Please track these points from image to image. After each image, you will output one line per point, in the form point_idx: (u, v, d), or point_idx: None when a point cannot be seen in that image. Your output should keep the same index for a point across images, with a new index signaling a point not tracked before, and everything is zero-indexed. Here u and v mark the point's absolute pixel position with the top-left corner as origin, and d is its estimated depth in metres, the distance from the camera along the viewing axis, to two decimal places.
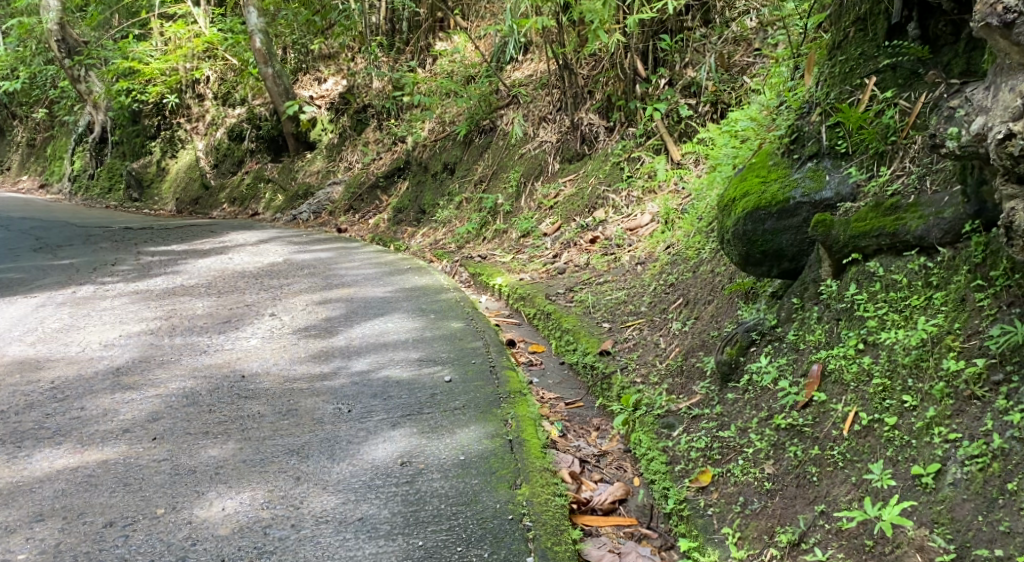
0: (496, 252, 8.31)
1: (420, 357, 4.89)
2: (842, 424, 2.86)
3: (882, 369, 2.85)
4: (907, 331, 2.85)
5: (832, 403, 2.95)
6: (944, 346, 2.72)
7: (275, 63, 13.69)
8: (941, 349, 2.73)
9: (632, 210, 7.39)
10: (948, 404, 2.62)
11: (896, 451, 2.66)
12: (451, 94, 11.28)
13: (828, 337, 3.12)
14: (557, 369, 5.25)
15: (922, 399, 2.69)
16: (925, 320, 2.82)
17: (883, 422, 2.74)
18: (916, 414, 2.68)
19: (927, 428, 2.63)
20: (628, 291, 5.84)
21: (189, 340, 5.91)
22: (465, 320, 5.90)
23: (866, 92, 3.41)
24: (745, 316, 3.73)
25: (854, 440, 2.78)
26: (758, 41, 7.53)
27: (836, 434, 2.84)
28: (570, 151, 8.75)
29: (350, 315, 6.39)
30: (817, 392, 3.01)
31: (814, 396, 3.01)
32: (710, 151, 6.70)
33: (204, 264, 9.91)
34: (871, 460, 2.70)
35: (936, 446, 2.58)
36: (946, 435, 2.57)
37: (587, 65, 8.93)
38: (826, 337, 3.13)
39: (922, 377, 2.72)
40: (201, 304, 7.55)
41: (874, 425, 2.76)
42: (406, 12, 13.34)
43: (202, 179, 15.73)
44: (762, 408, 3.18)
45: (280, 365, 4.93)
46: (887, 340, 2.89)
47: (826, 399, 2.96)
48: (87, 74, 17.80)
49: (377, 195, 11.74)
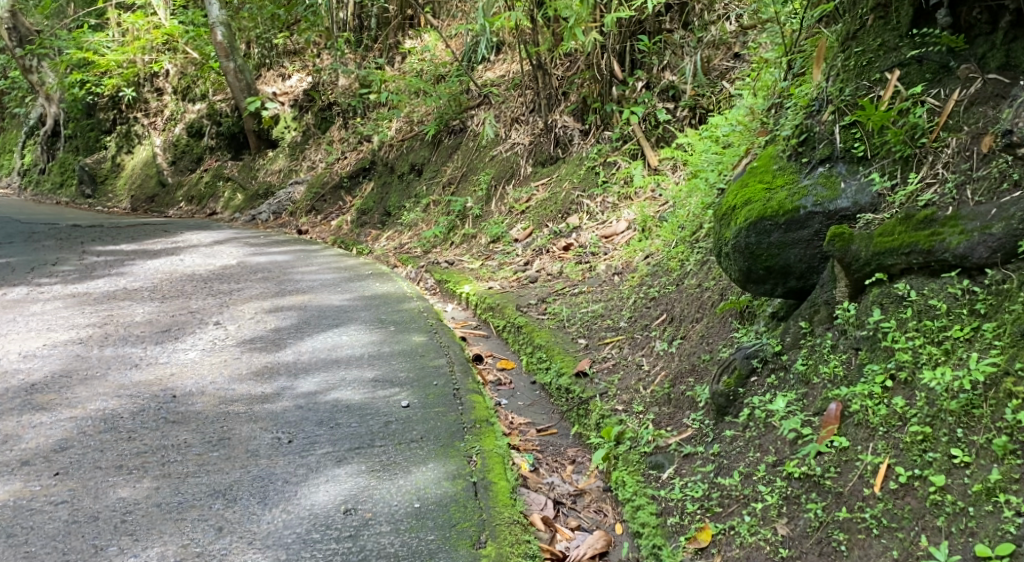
0: (464, 258, 7.83)
1: (375, 377, 4.39)
2: (872, 479, 2.47)
3: (920, 414, 2.46)
4: (952, 371, 2.45)
5: (855, 449, 2.56)
6: (1003, 392, 2.33)
7: (236, 56, 13.09)
8: (998, 395, 2.34)
9: (608, 216, 6.97)
10: (1013, 465, 2.24)
11: (947, 521, 2.28)
12: (419, 93, 10.82)
13: (845, 371, 2.72)
14: (529, 390, 4.79)
15: (977, 456, 2.31)
16: (976, 358, 2.42)
17: (925, 480, 2.37)
18: (970, 474, 2.30)
19: (987, 494, 2.24)
20: (604, 304, 5.40)
21: (120, 353, 5.42)
22: (428, 333, 5.41)
23: (889, 88, 3.02)
24: (743, 341, 3.29)
25: (890, 501, 2.39)
26: (740, 46, 7.19)
27: (866, 492, 2.45)
28: (543, 154, 8.29)
29: (301, 326, 5.88)
30: (836, 436, 2.61)
31: (833, 440, 2.61)
32: (690, 157, 6.34)
33: (152, 265, 9.35)
34: (916, 529, 2.31)
35: (1005, 520, 2.18)
36: (1016, 506, 2.18)
37: (562, 65, 8.47)
38: (843, 370, 2.73)
39: (975, 428, 2.34)
40: (142, 310, 7.02)
41: (914, 483, 2.38)
42: (375, 8, 12.83)
43: (158, 175, 15.05)
44: (768, 451, 2.76)
45: (216, 385, 4.43)
46: (924, 379, 2.50)
47: (848, 445, 2.57)
48: (39, 63, 17.01)
49: (341, 195, 11.20)
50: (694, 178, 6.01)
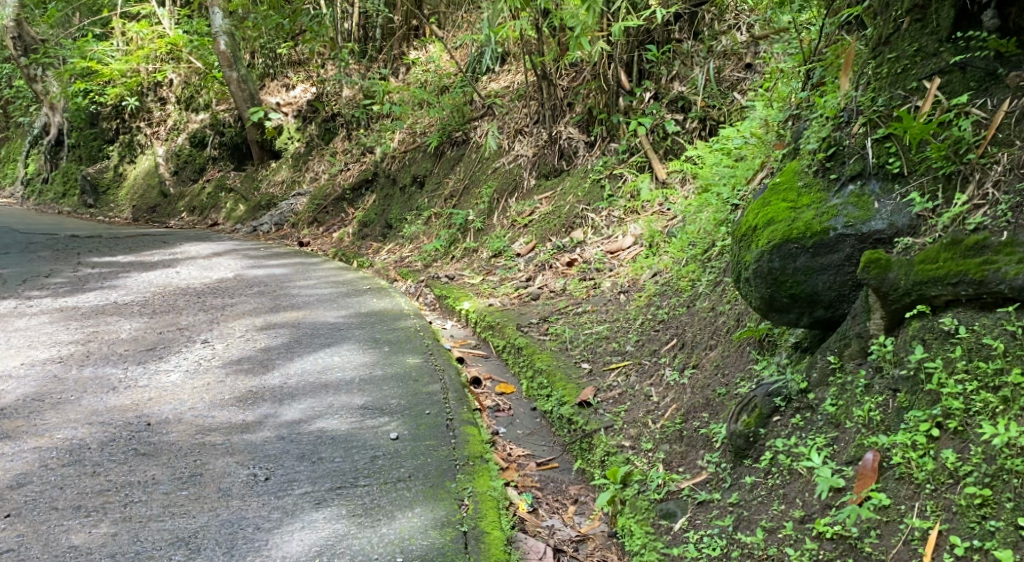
0: (465, 273, 7.53)
1: (364, 404, 4.09)
2: (921, 548, 2.27)
3: (978, 475, 2.27)
4: (1015, 425, 2.26)
5: (898, 509, 2.36)
6: None
7: (239, 66, 12.87)
8: None
9: (613, 231, 6.70)
10: None
11: None
12: (424, 104, 10.59)
13: (884, 418, 2.52)
14: (529, 418, 4.49)
15: None
16: None
17: (985, 553, 2.18)
18: None
19: None
20: (610, 325, 5.11)
21: (99, 374, 5.17)
22: (424, 354, 5.12)
23: (929, 98, 2.79)
24: (763, 375, 3.00)
25: None
26: (752, 56, 6.91)
27: None
28: (548, 166, 8.01)
29: (291, 345, 5.59)
30: (875, 491, 2.41)
31: (870, 496, 2.41)
32: (700, 170, 6.09)
33: (147, 277, 9.10)
34: None
35: None
36: None
37: (568, 76, 8.23)
38: (880, 415, 2.53)
39: None
40: (129, 326, 6.76)
41: (972, 556, 2.19)
42: (379, 18, 12.59)
43: (160, 185, 14.81)
44: (794, 505, 2.55)
45: (195, 412, 4.16)
46: (980, 432, 2.31)
47: (889, 503, 2.37)
48: (43, 72, 16.82)
49: (342, 207, 10.94)
50: (704, 194, 5.75)
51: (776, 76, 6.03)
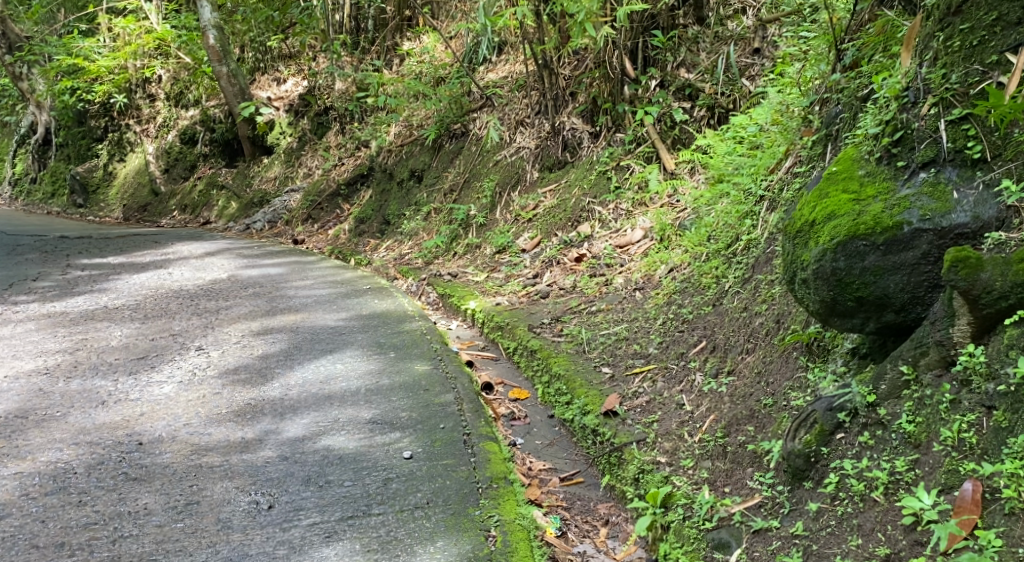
0: (469, 270, 7.23)
1: (372, 418, 3.80)
2: None
3: None
4: None
5: (1013, 551, 2.17)
6: None
7: (229, 61, 12.53)
8: None
9: (622, 224, 6.42)
10: None
11: None
12: (419, 95, 10.27)
13: (982, 441, 2.35)
14: (547, 427, 4.20)
15: None
16: None
17: None
18: None
19: None
20: (628, 326, 4.82)
21: (87, 387, 4.85)
22: (432, 360, 4.82)
23: (1017, 70, 2.63)
24: (821, 389, 2.85)
25: None
26: (761, 40, 6.67)
27: None
28: (551, 159, 7.70)
29: (290, 352, 5.29)
30: (980, 529, 2.24)
31: (976, 533, 2.24)
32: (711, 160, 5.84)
33: (138, 279, 8.78)
34: None
35: None
36: None
37: (570, 64, 7.88)
38: (976, 438, 2.37)
39: None
40: (120, 333, 6.45)
41: None
42: (372, 9, 12.26)
43: (151, 184, 14.45)
44: (878, 543, 2.40)
45: (191, 429, 3.86)
46: None
47: (1001, 546, 2.18)
48: (29, 70, 16.42)
49: (338, 203, 10.63)
50: (718, 184, 5.51)
51: (791, 61, 5.79)
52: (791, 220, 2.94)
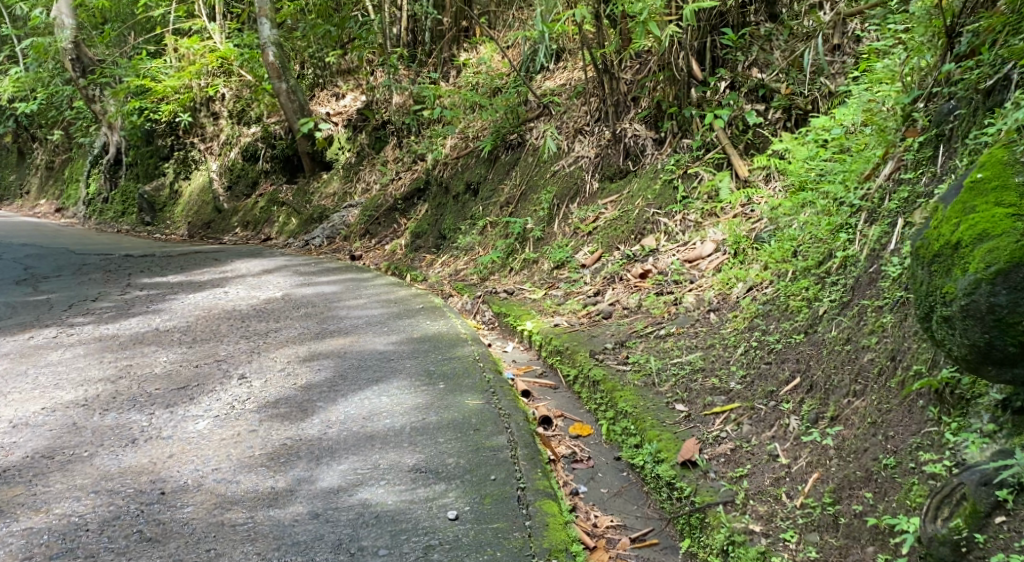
0: (526, 287, 6.76)
1: (416, 465, 3.36)
2: None
3: None
4: None
5: None
6: None
7: (288, 77, 12.36)
8: None
9: (690, 236, 5.90)
10: None
11: None
12: (476, 107, 9.93)
13: None
14: (614, 472, 3.73)
15: None
16: None
17: None
18: None
19: None
20: (703, 354, 4.29)
21: (121, 422, 4.51)
22: (484, 394, 4.33)
23: None
24: (968, 456, 2.51)
25: None
26: (841, 36, 6.13)
27: None
28: (612, 168, 7.17)
29: (335, 382, 4.88)
30: None
31: None
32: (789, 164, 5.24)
33: (192, 299, 8.53)
34: None
35: None
36: None
37: (632, 68, 7.43)
38: None
39: None
40: (165, 359, 6.14)
41: None
42: (428, 21, 12.01)
43: (213, 202, 14.34)
44: None
45: (219, 476, 3.48)
46: None
47: None
48: (101, 93, 16.57)
49: (395, 218, 10.28)
50: (800, 193, 4.97)
51: (878, 57, 5.26)
52: (929, 244, 2.64)
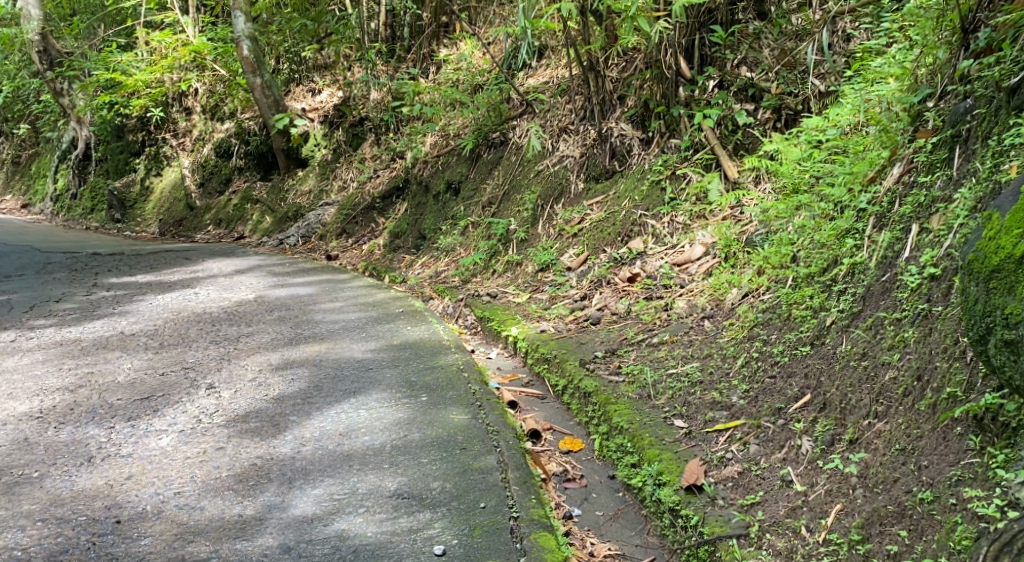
0: (509, 290, 6.50)
1: (398, 490, 3.14)
2: None
3: None
4: None
5: None
6: None
7: (264, 72, 12.03)
8: None
9: (678, 239, 5.67)
10: None
11: None
12: (456, 104, 9.66)
13: None
14: (609, 493, 3.49)
15: None
16: None
17: None
18: None
19: None
20: (700, 365, 4.02)
21: (78, 437, 4.20)
22: (470, 408, 4.06)
23: None
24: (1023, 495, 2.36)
25: None
26: (831, 35, 5.84)
27: None
28: (598, 168, 6.92)
29: (310, 394, 4.59)
30: None
31: None
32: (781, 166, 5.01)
33: (160, 301, 8.19)
34: None
35: None
36: None
37: (617, 66, 7.13)
38: None
39: None
40: (130, 366, 5.82)
41: None
42: (408, 16, 11.71)
43: (186, 199, 13.96)
44: None
45: (182, 501, 3.20)
46: None
47: None
48: (70, 86, 16.11)
49: (373, 217, 9.98)
50: (794, 196, 4.68)
51: (873, 55, 5.05)
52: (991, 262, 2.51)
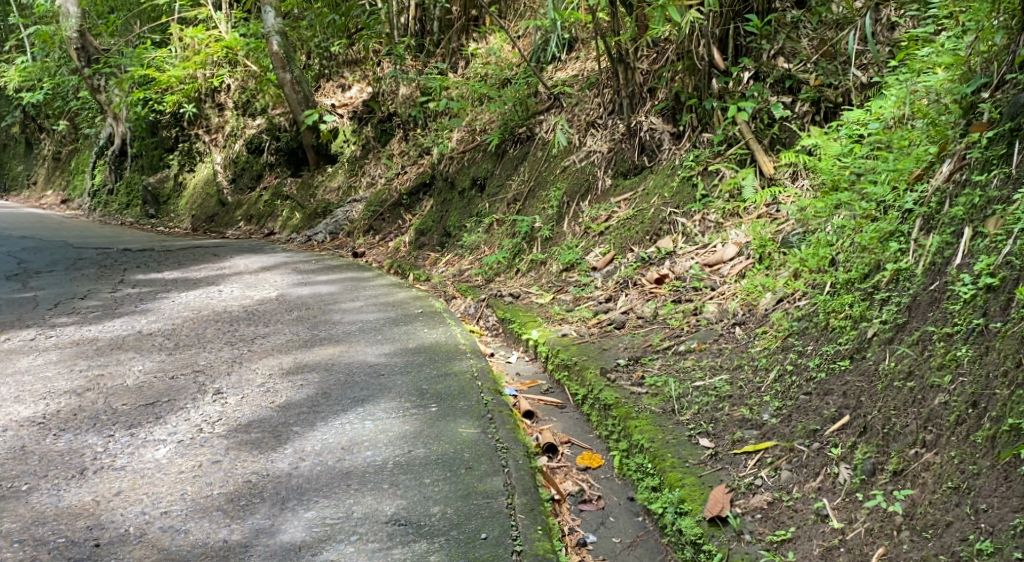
0: (532, 290, 6.24)
1: (395, 516, 2.94)
2: None
3: None
4: None
5: None
6: None
7: (293, 68, 11.87)
8: None
9: (710, 238, 5.37)
10: None
11: None
12: (484, 99, 9.41)
13: None
14: (628, 517, 3.23)
15: None
16: None
17: None
18: None
19: None
20: (730, 378, 3.73)
21: (74, 446, 4.01)
22: (481, 421, 3.81)
23: None
24: None
25: None
26: (874, 24, 5.49)
27: None
28: (626, 163, 6.61)
29: (318, 401, 4.37)
30: None
31: None
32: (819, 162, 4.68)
33: (181, 299, 8.04)
34: None
35: None
36: None
37: (648, 57, 6.81)
38: None
39: None
40: (140, 368, 5.65)
41: None
42: (437, 10, 11.47)
43: (217, 195, 13.86)
44: None
45: (166, 522, 3.00)
46: None
47: None
48: (106, 82, 16.10)
49: (400, 213, 9.78)
50: (832, 194, 4.35)
51: (920, 44, 4.70)
52: None
